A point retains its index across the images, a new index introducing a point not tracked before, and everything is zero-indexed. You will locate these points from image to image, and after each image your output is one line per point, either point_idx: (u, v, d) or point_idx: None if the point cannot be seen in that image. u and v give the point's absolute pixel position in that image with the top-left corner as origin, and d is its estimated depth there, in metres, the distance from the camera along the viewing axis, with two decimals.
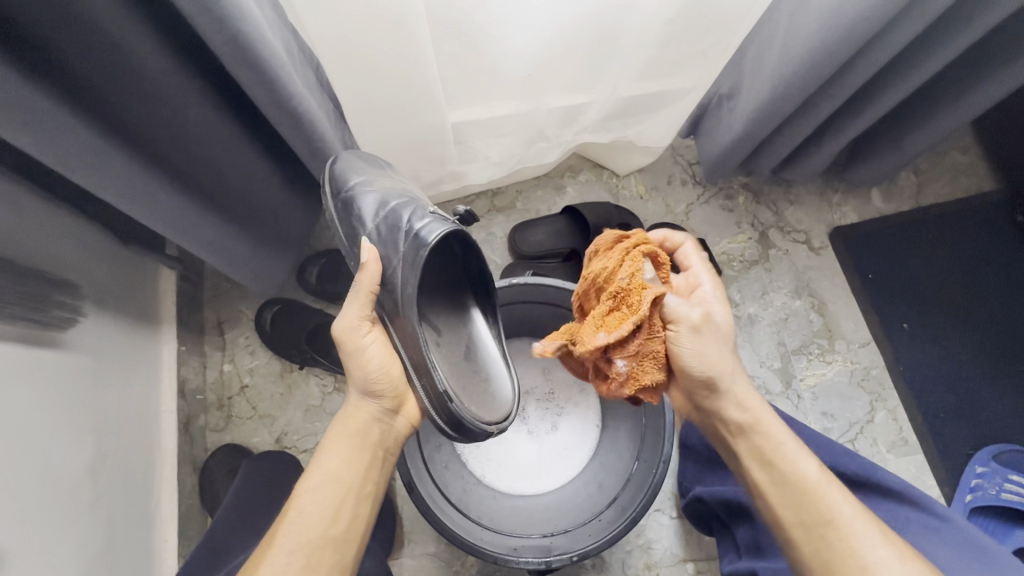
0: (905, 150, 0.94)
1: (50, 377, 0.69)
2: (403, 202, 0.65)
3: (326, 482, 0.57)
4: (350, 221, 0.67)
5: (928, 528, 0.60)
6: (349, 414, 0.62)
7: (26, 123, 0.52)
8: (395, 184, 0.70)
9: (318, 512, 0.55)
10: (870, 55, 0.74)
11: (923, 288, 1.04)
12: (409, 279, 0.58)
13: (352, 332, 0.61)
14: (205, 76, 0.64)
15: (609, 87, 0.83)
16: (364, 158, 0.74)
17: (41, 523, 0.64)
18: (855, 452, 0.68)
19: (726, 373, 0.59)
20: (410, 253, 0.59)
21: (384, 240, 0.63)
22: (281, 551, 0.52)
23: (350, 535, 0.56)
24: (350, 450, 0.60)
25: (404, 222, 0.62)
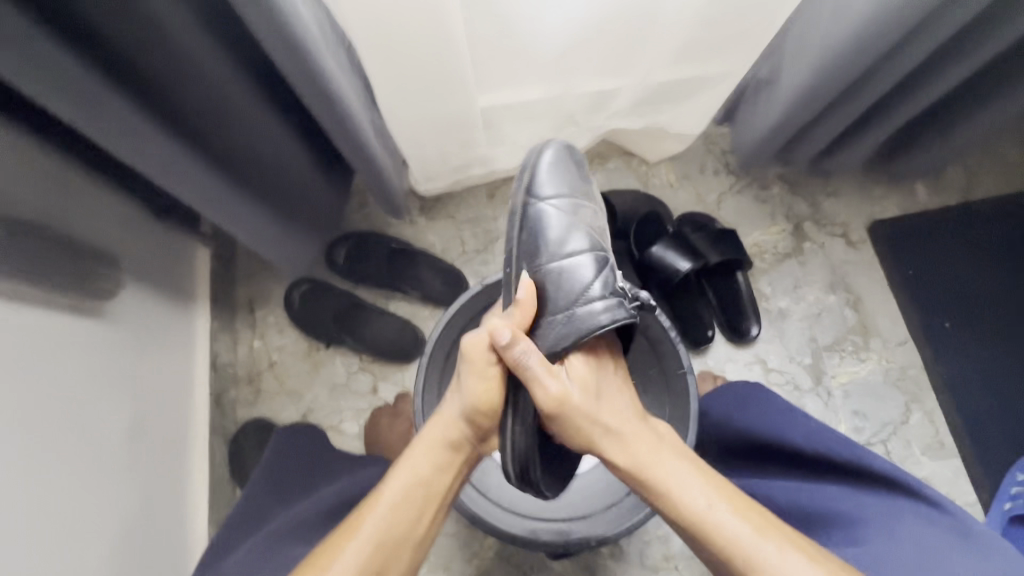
0: (955, 142, 0.89)
1: (93, 345, 0.72)
2: (598, 260, 0.65)
3: (418, 488, 0.58)
4: (531, 238, 0.65)
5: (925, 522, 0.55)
6: (444, 421, 0.61)
7: (75, 101, 0.53)
8: (588, 217, 0.67)
9: (401, 516, 0.56)
10: (925, 37, 0.70)
11: (968, 286, 0.99)
12: (568, 336, 0.60)
13: (480, 354, 0.59)
14: (235, 52, 0.65)
15: (643, 70, 0.81)
16: (574, 158, 0.70)
17: (80, 485, 0.66)
18: (845, 437, 0.65)
19: (613, 431, 0.58)
20: (577, 318, 0.61)
21: (559, 291, 0.63)
22: (362, 544, 0.54)
23: (422, 543, 0.57)
24: (441, 461, 0.59)
25: (583, 283, 0.63)
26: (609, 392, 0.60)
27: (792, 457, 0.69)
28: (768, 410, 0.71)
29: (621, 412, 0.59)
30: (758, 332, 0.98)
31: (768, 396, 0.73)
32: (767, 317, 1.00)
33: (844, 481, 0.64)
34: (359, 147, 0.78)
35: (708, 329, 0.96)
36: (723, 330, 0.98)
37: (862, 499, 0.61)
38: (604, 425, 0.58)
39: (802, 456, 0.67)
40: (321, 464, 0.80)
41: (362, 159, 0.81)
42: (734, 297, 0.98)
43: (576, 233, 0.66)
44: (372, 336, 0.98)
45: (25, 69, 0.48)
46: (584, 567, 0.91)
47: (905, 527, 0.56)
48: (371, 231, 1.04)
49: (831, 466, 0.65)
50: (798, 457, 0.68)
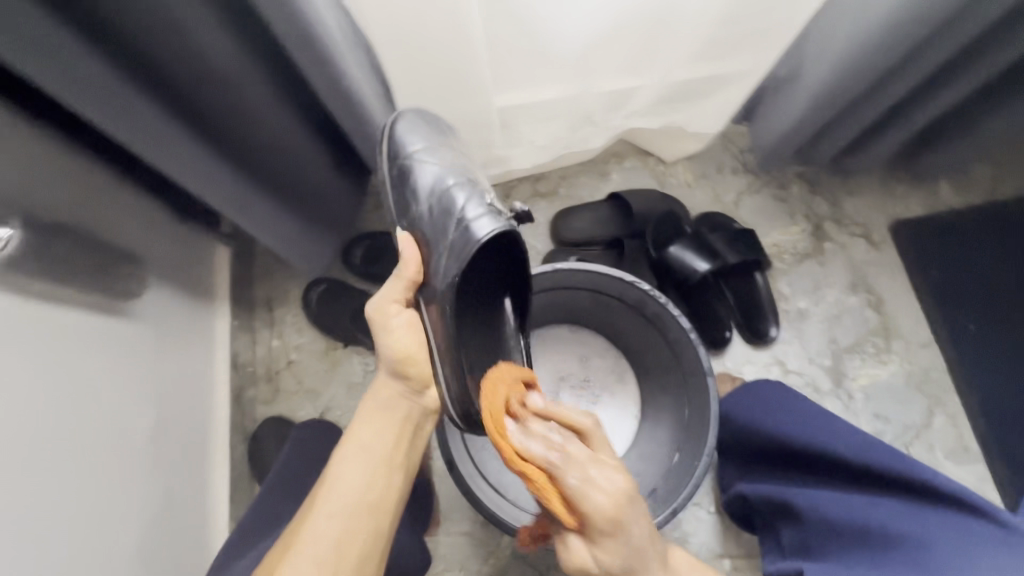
0: (981, 140, 0.87)
1: (119, 343, 0.73)
2: (458, 183, 0.63)
3: (361, 453, 0.61)
4: (404, 191, 0.66)
5: (992, 541, 0.54)
6: (376, 390, 0.65)
7: (98, 99, 0.54)
8: (452, 160, 0.67)
9: (356, 479, 0.59)
10: (952, 32, 0.68)
11: (994, 288, 0.97)
12: (451, 267, 0.57)
13: (382, 313, 0.62)
14: (261, 55, 0.66)
15: (661, 68, 0.81)
16: (430, 122, 0.71)
17: (105, 481, 0.68)
18: (894, 448, 0.65)
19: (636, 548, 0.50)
20: (457, 246, 0.58)
21: (436, 223, 0.61)
22: (323, 513, 0.56)
23: (384, 504, 0.59)
24: (380, 424, 0.63)
25: (456, 208, 0.60)
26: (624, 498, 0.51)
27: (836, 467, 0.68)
28: (813, 418, 0.71)
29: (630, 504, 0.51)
30: (777, 334, 0.97)
31: (808, 404, 0.73)
32: (786, 318, 0.99)
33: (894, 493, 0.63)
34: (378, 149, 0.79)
35: (726, 330, 0.95)
36: (741, 331, 0.97)
37: (915, 512, 0.60)
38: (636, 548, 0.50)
39: (847, 465, 0.66)
40: None
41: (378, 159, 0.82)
42: (753, 298, 0.97)
43: (440, 168, 0.65)
44: None
45: (52, 68, 0.50)
46: None
47: (966, 543, 0.55)
48: (388, 231, 1.04)
49: (881, 478, 0.64)
50: (843, 467, 0.67)
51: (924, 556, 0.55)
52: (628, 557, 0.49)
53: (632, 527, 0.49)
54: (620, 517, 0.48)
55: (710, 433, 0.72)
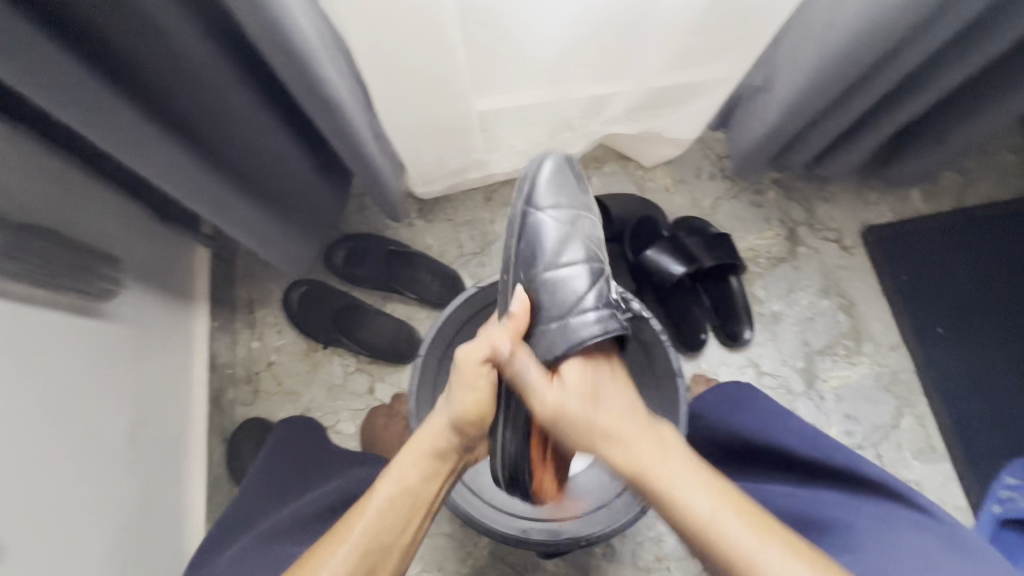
0: (947, 148, 0.90)
1: (95, 343, 0.73)
2: (591, 269, 0.66)
3: (403, 496, 0.60)
4: (529, 246, 0.66)
5: (907, 520, 0.57)
6: (433, 429, 0.63)
7: (77, 103, 0.54)
8: (587, 230, 0.69)
9: (390, 524, 0.59)
10: (916, 43, 0.71)
11: (960, 291, 1.00)
12: (557, 344, 0.62)
13: (469, 369, 0.60)
14: (238, 59, 0.66)
15: (640, 76, 0.82)
16: (573, 172, 0.71)
17: (80, 482, 0.68)
18: (844, 445, 0.66)
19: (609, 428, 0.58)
20: (569, 327, 0.62)
21: (556, 298, 0.64)
22: (350, 552, 0.56)
23: (409, 549, 0.61)
24: (428, 469, 0.62)
25: (575, 294, 0.64)
26: (601, 385, 0.61)
27: (787, 462, 0.69)
28: (768, 414, 0.72)
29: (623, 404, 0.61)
30: (752, 336, 0.99)
31: (767, 402, 0.74)
32: (760, 321, 1.01)
33: (840, 487, 0.64)
34: (359, 152, 0.80)
35: (701, 332, 0.97)
36: (717, 334, 0.99)
37: (855, 503, 0.61)
38: (604, 432, 0.58)
39: (796, 460, 0.68)
40: (319, 463, 0.80)
41: (360, 162, 0.82)
42: (728, 301, 0.98)
43: (576, 240, 0.67)
44: (370, 338, 0.99)
45: (34, 83, 0.50)
46: (578, 567, 0.92)
47: (896, 532, 0.56)
48: (370, 233, 1.05)
49: (827, 471, 0.65)
50: (793, 461, 0.69)
51: (845, 535, 0.58)
52: (586, 420, 0.58)
53: (597, 374, 0.61)
54: (584, 392, 0.60)
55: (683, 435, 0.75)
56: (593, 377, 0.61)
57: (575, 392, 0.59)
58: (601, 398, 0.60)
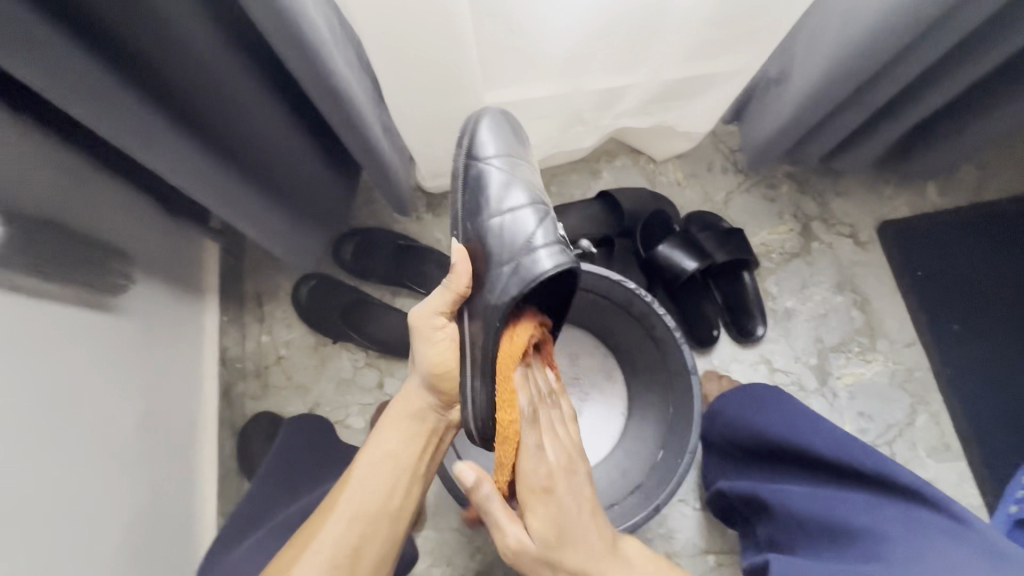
0: (967, 142, 0.88)
1: (105, 338, 0.73)
2: (531, 208, 0.62)
3: (385, 459, 0.63)
4: (473, 194, 0.64)
5: (942, 528, 0.55)
6: (407, 396, 0.66)
7: (85, 94, 0.53)
8: (528, 175, 0.65)
9: (374, 487, 0.61)
10: (940, 35, 0.69)
11: (977, 288, 0.98)
12: (510, 287, 0.59)
13: (425, 323, 0.63)
14: (246, 51, 0.65)
15: (654, 67, 0.81)
16: (509, 125, 0.68)
17: (92, 476, 0.68)
18: (875, 448, 0.64)
19: (564, 535, 0.56)
20: (522, 269, 0.59)
21: (502, 243, 0.61)
22: (340, 518, 0.58)
23: (402, 512, 0.62)
24: (408, 433, 0.65)
25: (524, 235, 0.61)
26: (565, 510, 0.57)
27: (813, 464, 0.69)
28: (796, 417, 0.71)
29: (580, 497, 0.58)
30: (764, 332, 0.98)
31: (795, 405, 0.73)
32: (772, 317, 1.00)
33: (867, 490, 0.63)
34: (368, 145, 0.79)
35: (713, 328, 0.97)
36: (729, 330, 0.98)
37: (882, 507, 0.60)
38: (569, 543, 0.56)
39: (822, 462, 0.67)
40: (329, 458, 0.80)
41: (369, 155, 0.81)
42: (741, 297, 0.97)
43: (513, 183, 0.64)
44: (379, 332, 0.99)
45: (40, 71, 0.49)
46: None
47: (923, 537, 0.54)
48: (379, 227, 1.04)
49: (855, 475, 0.64)
50: (819, 463, 0.67)
51: (876, 544, 0.56)
52: (561, 521, 0.57)
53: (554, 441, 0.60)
54: (553, 484, 0.57)
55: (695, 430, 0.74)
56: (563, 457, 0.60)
57: (540, 522, 0.57)
58: (558, 480, 0.58)
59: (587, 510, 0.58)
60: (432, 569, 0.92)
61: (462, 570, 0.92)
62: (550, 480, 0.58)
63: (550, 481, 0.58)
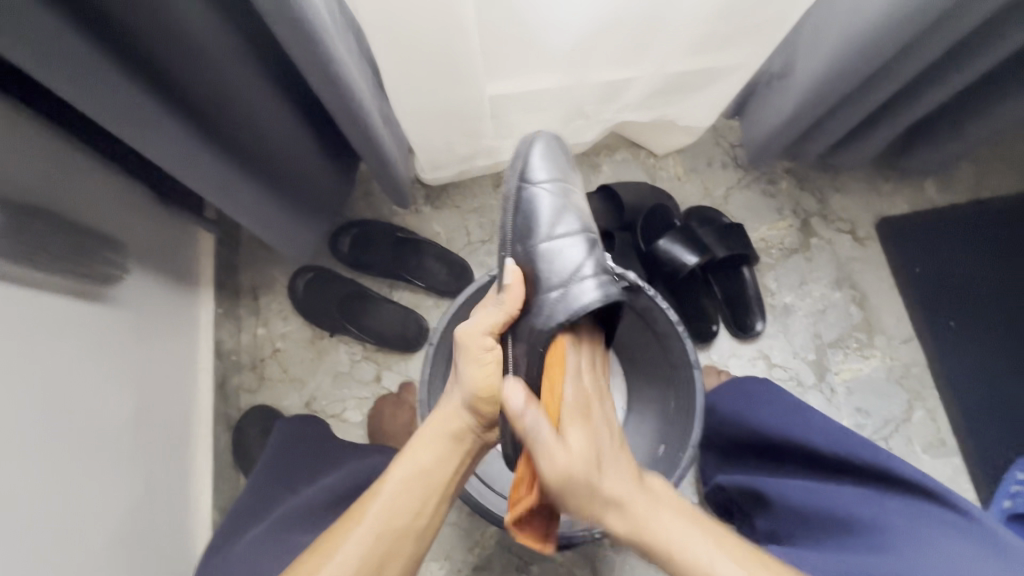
0: (966, 140, 0.89)
1: (96, 329, 0.71)
2: (583, 238, 0.64)
3: (418, 477, 0.59)
4: (525, 218, 0.66)
5: (942, 519, 0.55)
6: (445, 413, 0.63)
7: (75, 77, 0.52)
8: (579, 203, 0.67)
9: (404, 503, 0.57)
10: (944, 30, 0.68)
11: (973, 285, 0.99)
12: (556, 313, 0.59)
13: (473, 341, 0.61)
14: (247, 37, 0.64)
15: (658, 60, 0.80)
16: (562, 152, 0.71)
17: (85, 469, 0.67)
18: (874, 442, 0.64)
19: (605, 472, 0.53)
20: (569, 295, 0.59)
21: (552, 270, 0.62)
22: (365, 532, 0.55)
23: (426, 534, 0.58)
24: (444, 451, 0.61)
25: (574, 262, 0.62)
26: (602, 440, 0.54)
27: (811, 458, 0.69)
28: (793, 412, 0.71)
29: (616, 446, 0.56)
30: (763, 328, 0.98)
31: (792, 400, 0.73)
32: (771, 312, 1.00)
33: (867, 483, 0.63)
34: (367, 135, 0.78)
35: (712, 323, 0.97)
36: (728, 325, 0.98)
37: (882, 501, 0.60)
38: (607, 497, 0.52)
39: (820, 456, 0.67)
40: (326, 452, 0.79)
41: (368, 145, 0.80)
42: (740, 292, 0.98)
43: (566, 211, 0.65)
44: (376, 326, 0.98)
45: (30, 51, 0.48)
46: (585, 557, 0.92)
47: (927, 531, 0.54)
48: (376, 220, 1.03)
49: (855, 468, 0.64)
50: (817, 457, 0.67)
51: (879, 535, 0.56)
52: (598, 444, 0.54)
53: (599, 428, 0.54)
54: (589, 409, 0.55)
55: (699, 426, 0.73)
56: (588, 414, 0.55)
57: (579, 438, 0.53)
58: (605, 452, 0.54)
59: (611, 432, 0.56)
60: (430, 563, 0.92)
61: (460, 564, 0.92)
62: (590, 439, 0.53)
63: (589, 451, 0.52)
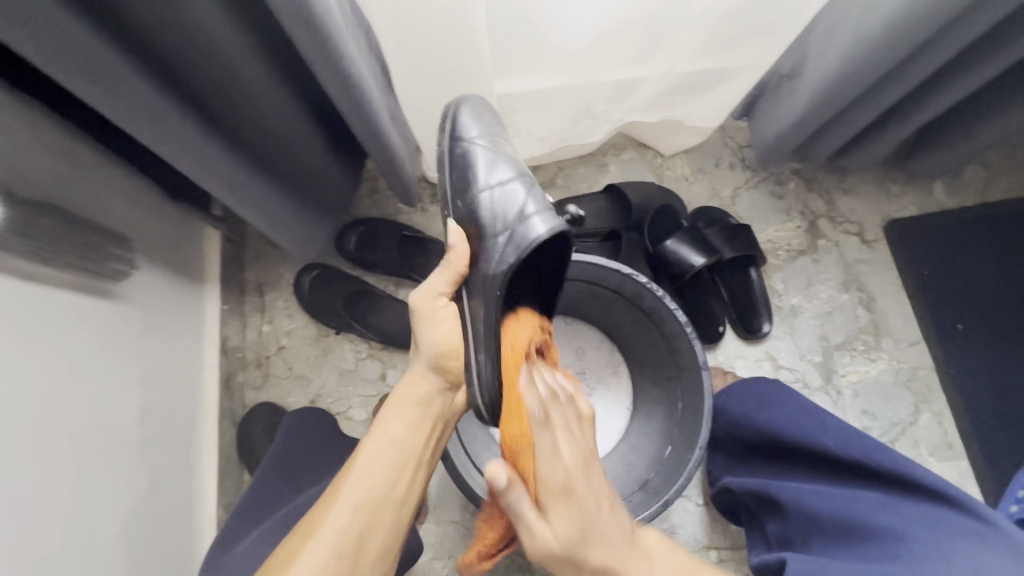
0: (977, 142, 0.88)
1: (105, 324, 0.72)
2: (519, 180, 0.61)
3: (390, 447, 0.59)
4: (463, 174, 0.64)
5: (966, 529, 0.55)
6: (413, 380, 0.64)
7: (86, 74, 0.52)
8: (511, 153, 0.65)
9: (380, 474, 0.57)
10: (958, 31, 0.68)
11: (982, 289, 0.98)
12: (507, 254, 0.57)
13: (427, 306, 0.64)
14: (257, 34, 0.64)
15: (668, 60, 0.80)
16: (488, 113, 0.69)
17: (92, 463, 0.67)
18: (891, 447, 0.64)
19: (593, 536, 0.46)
20: (517, 237, 0.57)
21: (491, 216, 0.60)
22: (345, 509, 0.54)
23: (406, 501, 0.58)
24: (414, 417, 0.62)
25: (516, 204, 0.59)
26: (589, 512, 0.47)
27: (825, 463, 0.68)
28: (805, 415, 0.71)
29: (602, 491, 0.48)
30: (770, 329, 0.98)
31: (803, 402, 0.73)
32: (778, 314, 1.00)
33: (886, 489, 0.63)
34: (375, 133, 0.78)
35: (719, 325, 0.96)
36: (734, 327, 0.98)
37: (902, 509, 0.60)
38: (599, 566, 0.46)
39: (835, 461, 0.67)
40: (331, 451, 0.80)
41: (376, 143, 0.80)
42: (748, 293, 0.97)
43: (500, 159, 0.63)
44: (382, 324, 0.98)
45: (42, 46, 0.48)
46: None
47: (952, 542, 0.54)
48: (382, 218, 1.03)
49: (872, 475, 0.64)
50: (832, 461, 0.67)
51: (902, 546, 0.56)
52: (585, 520, 0.46)
53: (586, 497, 0.46)
54: (573, 484, 0.46)
55: (705, 428, 0.73)
56: (583, 455, 0.48)
57: (562, 521, 0.45)
58: (593, 517, 0.46)
59: (604, 488, 0.48)
60: (434, 562, 0.92)
61: None
62: (571, 479, 0.46)
63: (570, 526, 0.46)
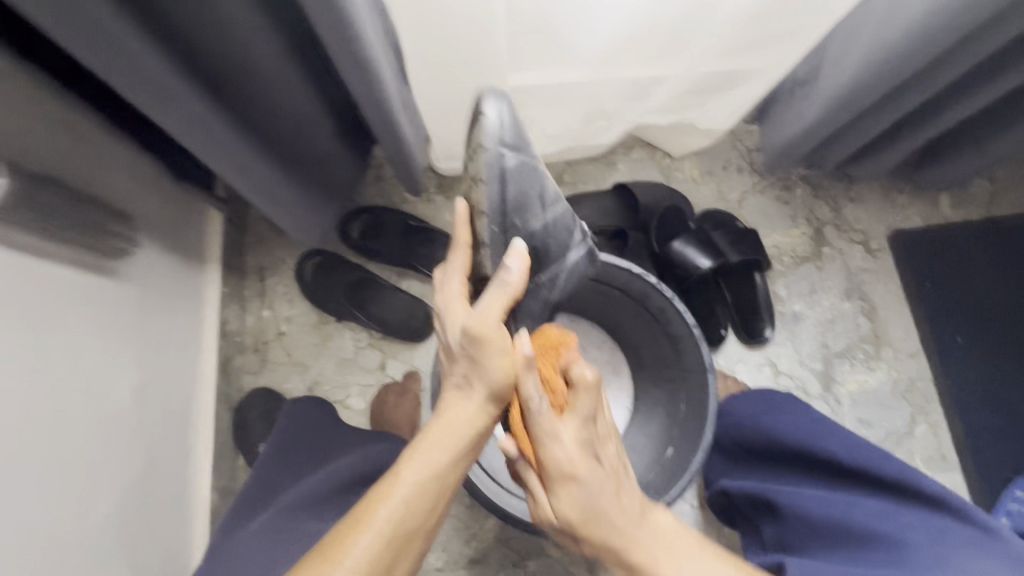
0: (986, 156, 0.88)
1: (103, 302, 0.70)
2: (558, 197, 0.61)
3: (431, 477, 0.51)
4: (516, 192, 0.56)
5: (970, 541, 0.55)
6: (462, 403, 0.55)
7: (95, 44, 0.50)
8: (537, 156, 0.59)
9: (417, 505, 0.49)
10: (977, 45, 0.67)
11: (982, 302, 0.99)
12: (561, 273, 0.65)
13: (491, 331, 0.53)
14: (272, 13, 0.62)
15: (687, 61, 0.79)
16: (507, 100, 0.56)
17: (87, 444, 0.66)
18: (898, 458, 0.64)
19: (598, 516, 0.52)
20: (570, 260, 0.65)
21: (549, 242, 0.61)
22: (374, 536, 0.47)
23: (434, 529, 0.52)
24: (461, 449, 0.53)
25: (565, 229, 0.63)
26: (595, 492, 0.52)
27: (828, 469, 0.69)
28: (812, 422, 0.72)
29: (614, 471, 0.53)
30: (771, 334, 0.98)
31: (809, 410, 0.74)
32: (780, 319, 1.00)
33: (889, 498, 0.63)
34: (385, 119, 0.76)
35: (721, 327, 0.96)
36: (737, 330, 0.98)
37: (903, 517, 0.59)
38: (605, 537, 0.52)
39: (838, 467, 0.67)
40: (330, 440, 0.78)
41: (385, 128, 0.79)
42: (751, 297, 0.97)
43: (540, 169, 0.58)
44: (382, 313, 0.97)
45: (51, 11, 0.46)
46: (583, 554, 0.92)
47: (953, 550, 0.54)
48: (386, 206, 1.02)
49: (876, 482, 0.64)
50: (836, 467, 0.68)
51: (902, 550, 0.56)
52: (586, 503, 0.52)
53: (586, 489, 0.51)
54: (575, 470, 0.51)
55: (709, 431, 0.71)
56: (588, 444, 0.53)
57: (565, 501, 0.52)
58: (598, 502, 0.52)
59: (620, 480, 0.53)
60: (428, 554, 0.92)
61: (457, 556, 0.92)
62: (575, 466, 0.52)
63: (573, 494, 0.52)
